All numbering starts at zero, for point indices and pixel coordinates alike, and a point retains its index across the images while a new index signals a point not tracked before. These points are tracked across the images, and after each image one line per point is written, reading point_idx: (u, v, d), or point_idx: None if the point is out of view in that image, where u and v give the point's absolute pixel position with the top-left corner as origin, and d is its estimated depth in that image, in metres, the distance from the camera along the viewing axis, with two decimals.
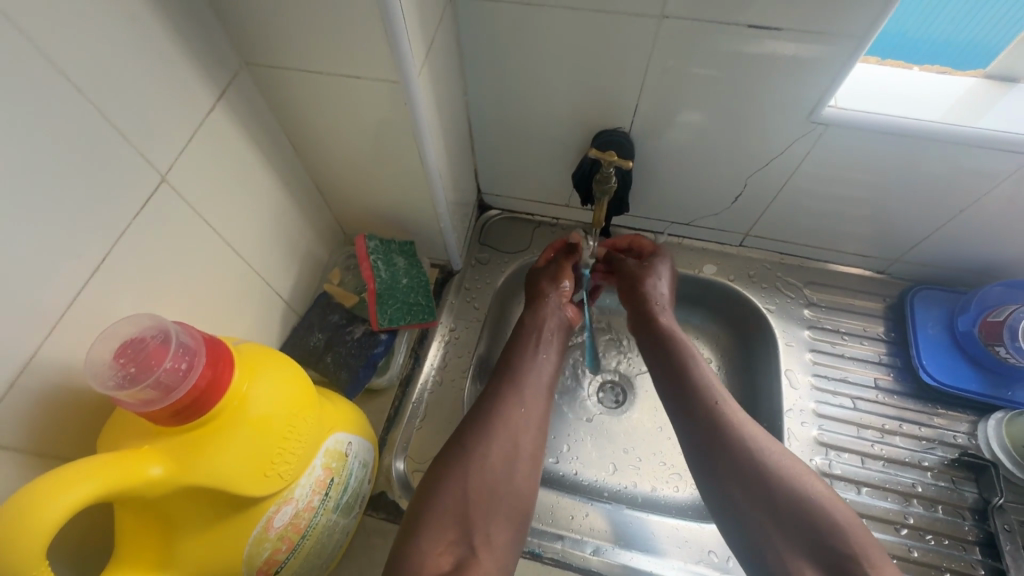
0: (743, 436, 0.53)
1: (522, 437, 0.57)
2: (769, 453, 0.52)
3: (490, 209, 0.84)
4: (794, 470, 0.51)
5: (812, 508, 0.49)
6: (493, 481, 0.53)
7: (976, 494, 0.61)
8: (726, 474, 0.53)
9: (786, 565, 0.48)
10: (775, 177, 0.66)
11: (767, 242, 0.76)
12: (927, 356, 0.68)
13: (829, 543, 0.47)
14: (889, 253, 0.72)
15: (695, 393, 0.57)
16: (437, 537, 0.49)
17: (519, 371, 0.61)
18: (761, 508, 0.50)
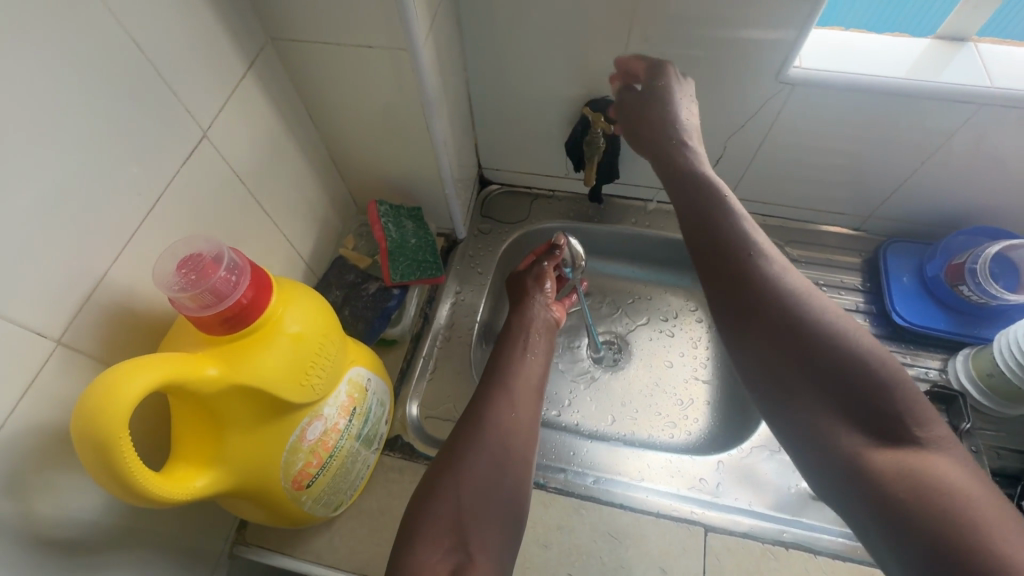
0: (774, 289, 0.44)
1: (513, 439, 0.54)
2: (802, 303, 0.43)
3: (491, 184, 0.90)
4: (838, 323, 0.41)
5: (860, 363, 0.39)
6: (486, 484, 0.50)
7: (946, 423, 0.66)
8: (754, 330, 0.44)
9: (823, 430, 0.39)
10: (753, 139, 0.71)
11: (749, 203, 0.82)
12: (899, 301, 0.73)
13: (876, 403, 0.38)
14: (864, 210, 0.78)
15: (730, 251, 0.47)
16: (430, 545, 0.45)
17: (503, 379, 0.61)
18: (798, 370, 0.41)
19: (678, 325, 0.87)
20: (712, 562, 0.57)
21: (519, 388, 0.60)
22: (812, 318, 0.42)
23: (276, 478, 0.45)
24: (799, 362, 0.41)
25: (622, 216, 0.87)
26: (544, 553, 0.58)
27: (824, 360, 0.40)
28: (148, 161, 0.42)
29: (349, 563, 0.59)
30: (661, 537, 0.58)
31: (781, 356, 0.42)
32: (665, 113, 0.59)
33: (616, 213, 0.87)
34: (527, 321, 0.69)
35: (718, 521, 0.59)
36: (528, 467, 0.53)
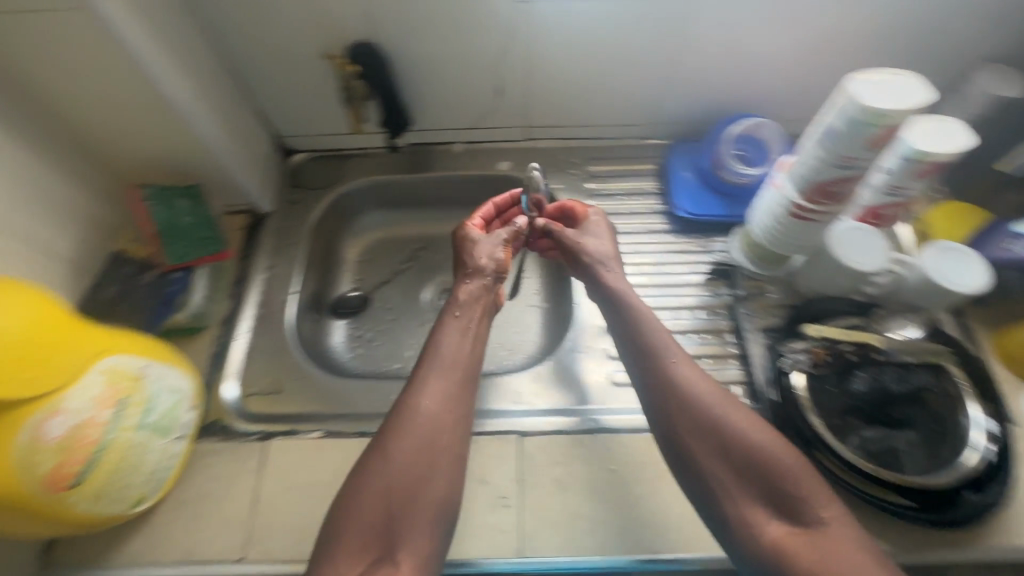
0: (697, 389, 0.57)
1: (439, 448, 0.55)
2: (716, 407, 0.56)
3: (295, 153, 0.87)
4: (738, 424, 0.55)
5: (761, 450, 0.53)
6: (412, 487, 0.53)
7: (727, 295, 0.74)
8: (687, 433, 0.56)
9: (745, 517, 0.52)
10: (519, 63, 0.73)
11: (546, 130, 0.85)
12: (680, 196, 0.80)
13: (784, 488, 0.51)
14: (645, 119, 0.83)
15: (660, 361, 0.60)
16: (351, 557, 0.50)
17: (438, 376, 0.59)
18: (722, 463, 0.54)
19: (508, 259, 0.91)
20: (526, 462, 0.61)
21: (439, 389, 0.58)
22: (727, 418, 0.55)
23: (18, 484, 0.43)
24: (726, 457, 0.54)
25: (432, 163, 0.87)
26: None
27: (738, 452, 0.53)
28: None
29: (171, 556, 0.57)
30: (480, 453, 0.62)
31: (707, 456, 0.54)
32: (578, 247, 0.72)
33: (425, 160, 0.87)
34: (475, 267, 0.70)
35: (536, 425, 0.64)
36: (456, 471, 0.55)
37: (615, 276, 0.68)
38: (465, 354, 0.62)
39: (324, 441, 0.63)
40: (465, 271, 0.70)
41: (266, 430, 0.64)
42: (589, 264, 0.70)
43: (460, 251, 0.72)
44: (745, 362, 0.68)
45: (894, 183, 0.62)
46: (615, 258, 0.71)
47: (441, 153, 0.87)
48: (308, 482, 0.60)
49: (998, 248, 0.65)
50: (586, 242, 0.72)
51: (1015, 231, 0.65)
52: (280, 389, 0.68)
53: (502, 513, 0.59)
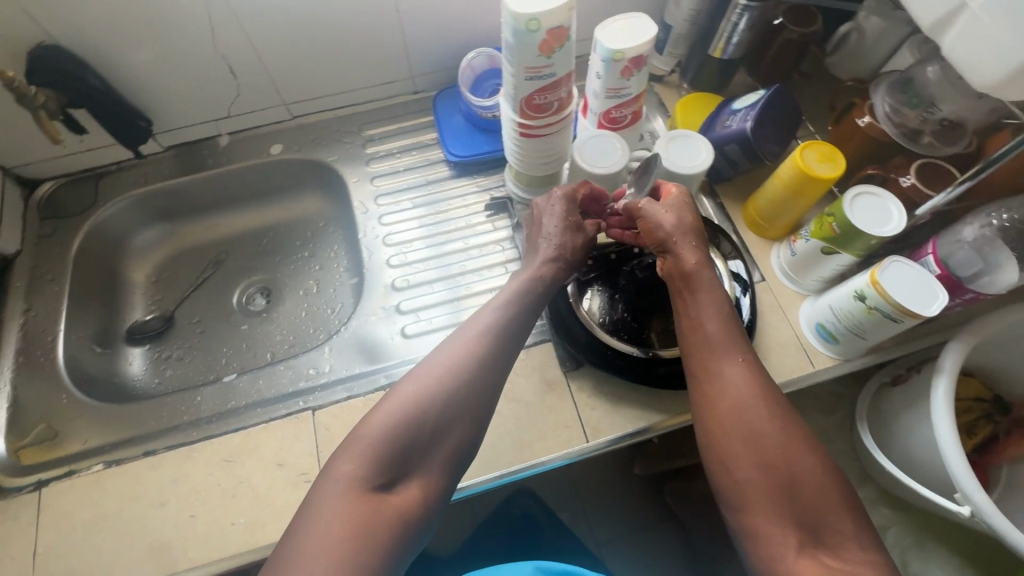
0: (744, 382, 0.52)
1: (469, 405, 0.52)
2: (776, 419, 0.50)
3: (41, 183, 0.79)
4: (797, 444, 0.49)
5: (801, 469, 0.47)
6: (413, 457, 0.49)
7: (508, 227, 0.76)
8: (729, 422, 0.51)
9: (768, 534, 0.47)
10: (235, 37, 0.70)
11: (308, 104, 0.82)
12: (451, 140, 0.80)
13: (820, 514, 0.46)
14: (404, 73, 0.82)
15: (720, 349, 0.54)
16: (351, 457, 0.48)
17: (469, 346, 0.55)
18: (761, 468, 0.48)
19: (314, 241, 0.88)
20: (322, 434, 0.61)
21: (472, 358, 0.54)
22: (774, 423, 0.50)
23: None
24: (758, 464, 0.48)
25: (198, 161, 0.82)
26: (159, 511, 0.57)
27: (777, 464, 0.48)
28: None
29: None
30: (274, 438, 0.61)
31: (740, 449, 0.49)
32: (652, 216, 0.62)
33: (190, 159, 0.82)
34: (560, 251, 0.64)
35: (331, 396, 0.63)
36: (482, 423, 0.53)
37: (676, 247, 0.59)
38: (523, 289, 0.60)
39: (105, 473, 0.59)
40: (544, 258, 0.63)
41: (40, 479, 0.60)
42: (668, 246, 0.60)
43: (531, 230, 0.67)
44: None
45: (611, 85, 0.65)
46: (698, 233, 0.61)
47: (206, 149, 0.83)
48: (91, 518, 0.57)
49: (722, 126, 0.70)
50: (697, 223, 0.62)
51: (734, 108, 0.70)
52: (54, 433, 0.63)
53: (303, 489, 0.58)
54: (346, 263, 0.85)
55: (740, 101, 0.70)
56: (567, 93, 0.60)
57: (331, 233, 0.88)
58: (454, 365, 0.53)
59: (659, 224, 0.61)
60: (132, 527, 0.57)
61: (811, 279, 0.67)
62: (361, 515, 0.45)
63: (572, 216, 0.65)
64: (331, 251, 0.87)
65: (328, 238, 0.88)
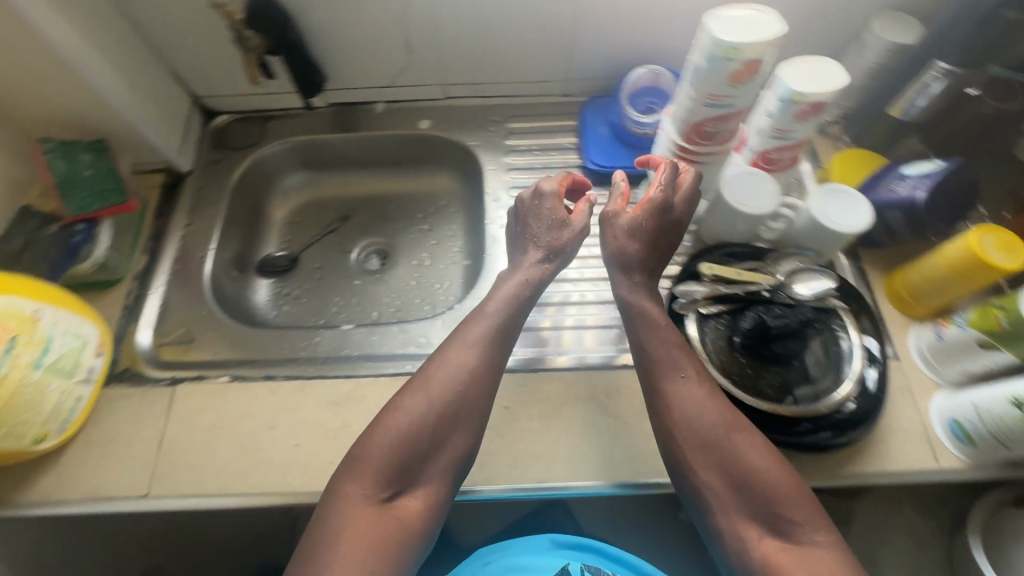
0: (688, 390, 0.54)
1: (465, 421, 0.55)
2: (724, 423, 0.53)
3: (218, 114, 0.88)
4: (743, 443, 0.52)
5: (754, 470, 0.51)
6: (420, 458, 0.53)
7: None
8: (686, 438, 0.53)
9: (736, 530, 0.50)
10: (423, 14, 0.74)
11: (464, 87, 0.86)
12: (594, 150, 0.81)
13: (778, 510, 0.49)
14: (560, 74, 0.84)
15: (673, 369, 0.56)
16: (368, 478, 0.51)
17: (443, 365, 0.57)
18: (719, 473, 0.51)
19: (435, 217, 0.92)
20: None
21: (454, 374, 0.56)
22: (725, 429, 0.52)
23: None
24: (715, 470, 0.51)
25: (352, 123, 0.88)
26: (271, 433, 0.62)
27: (729, 466, 0.51)
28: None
29: (79, 493, 0.59)
30: (380, 394, 0.64)
31: (696, 457, 0.52)
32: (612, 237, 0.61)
33: (346, 120, 0.88)
34: (561, 244, 0.65)
35: None
36: (479, 423, 0.56)
37: (644, 286, 0.60)
38: (483, 334, 0.59)
39: (230, 385, 0.65)
40: (544, 249, 0.65)
41: (176, 376, 0.66)
42: (614, 266, 0.61)
43: (521, 222, 0.68)
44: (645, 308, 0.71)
45: (779, 126, 0.63)
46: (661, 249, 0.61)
47: (362, 113, 0.88)
48: (213, 422, 0.63)
49: (885, 189, 0.66)
50: (653, 257, 0.61)
51: (903, 173, 0.66)
52: (192, 338, 0.70)
53: None
54: (462, 241, 0.89)
55: (912, 166, 0.66)
56: (735, 127, 0.59)
57: (452, 211, 0.91)
58: (445, 372, 0.57)
59: (620, 241, 0.61)
60: (246, 442, 0.62)
61: (954, 370, 0.62)
62: (368, 529, 0.49)
63: (558, 209, 0.66)
64: (447, 225, 0.91)
65: (448, 216, 0.91)
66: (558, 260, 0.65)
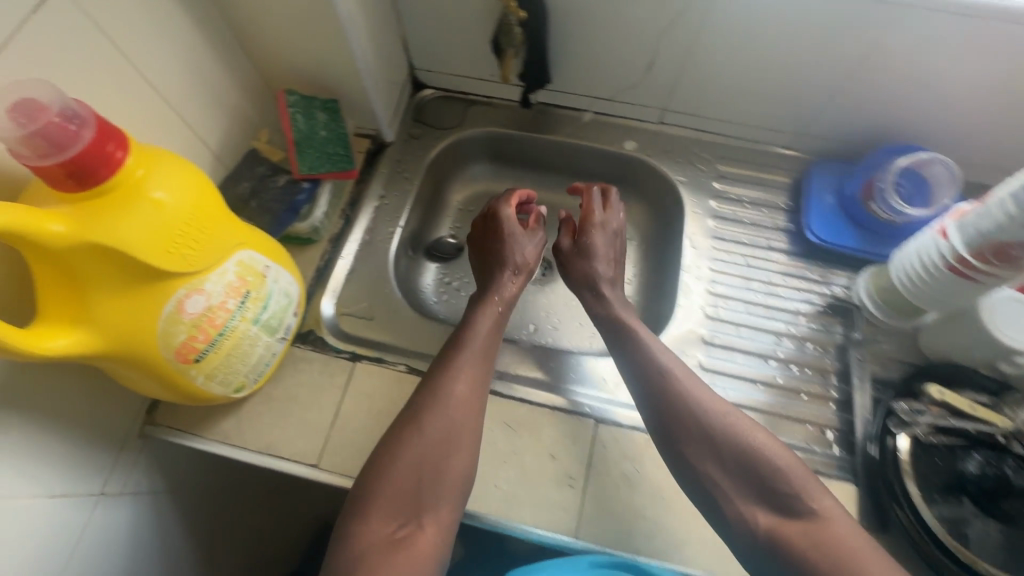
0: (682, 389, 0.57)
1: (449, 460, 0.55)
2: (721, 415, 0.55)
3: (425, 88, 0.86)
4: (741, 427, 0.54)
5: (760, 457, 0.52)
6: (435, 471, 0.55)
7: (839, 335, 0.69)
8: (687, 439, 0.55)
9: (738, 514, 0.52)
10: (682, 38, 0.68)
11: (684, 117, 0.80)
12: (816, 220, 0.74)
13: (775, 487, 0.51)
14: (793, 127, 0.77)
15: (675, 376, 0.58)
16: (384, 515, 0.53)
17: (454, 385, 0.59)
18: (722, 467, 0.53)
19: None
20: (598, 448, 0.61)
21: (457, 400, 0.58)
22: (713, 418, 0.55)
23: (155, 348, 0.46)
24: (706, 457, 0.54)
25: (555, 127, 0.84)
26: None
27: (720, 453, 0.53)
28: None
29: (256, 444, 0.61)
30: (553, 428, 0.62)
31: (697, 450, 0.54)
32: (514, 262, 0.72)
33: (549, 123, 0.84)
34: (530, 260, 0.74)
35: (613, 415, 0.63)
36: (475, 444, 0.57)
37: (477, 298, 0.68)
38: (484, 364, 0.62)
39: (406, 376, 0.65)
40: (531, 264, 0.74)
41: (355, 352, 0.66)
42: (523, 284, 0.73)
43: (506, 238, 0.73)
44: (845, 411, 0.64)
45: None
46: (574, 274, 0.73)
47: (567, 118, 0.84)
48: (387, 411, 0.63)
49: None
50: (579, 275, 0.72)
51: None
52: (372, 316, 0.70)
53: (565, 491, 0.59)
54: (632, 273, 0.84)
55: None
56: None
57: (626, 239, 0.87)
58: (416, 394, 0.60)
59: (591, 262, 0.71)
60: None
61: None
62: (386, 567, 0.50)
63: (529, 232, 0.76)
64: None
65: None
66: (526, 274, 0.72)
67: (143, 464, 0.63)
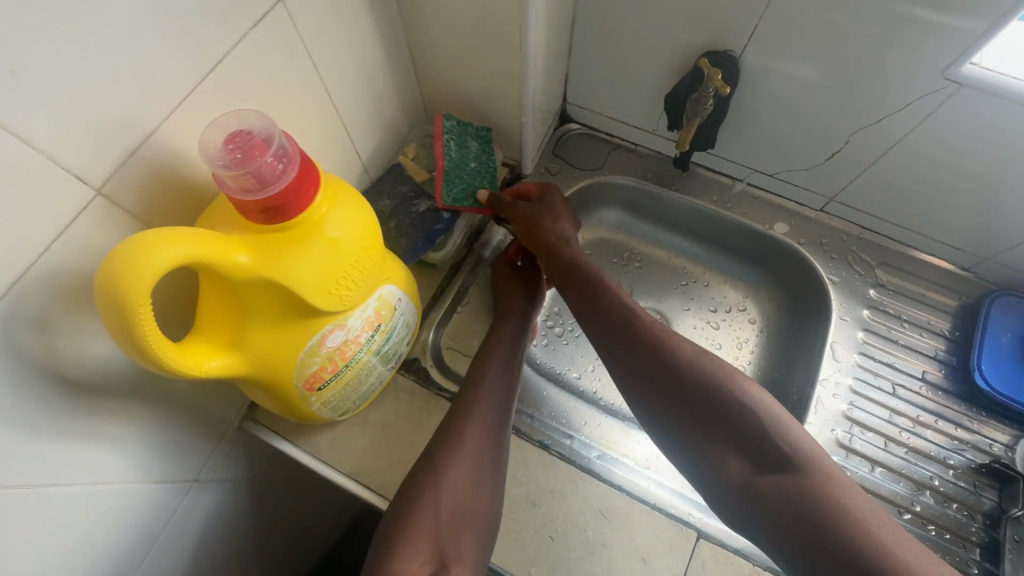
0: (690, 377, 0.53)
1: (471, 494, 0.52)
2: (714, 376, 0.53)
3: (570, 122, 0.82)
4: (740, 383, 0.53)
5: (750, 416, 0.51)
6: (463, 499, 0.52)
7: (994, 506, 0.60)
8: (671, 403, 0.53)
9: (754, 502, 0.48)
10: (883, 136, 0.60)
11: (851, 212, 0.72)
12: (988, 363, 0.65)
13: (793, 469, 0.48)
14: (983, 251, 0.67)
15: (663, 349, 0.55)
16: (411, 550, 0.49)
17: (476, 415, 0.56)
18: (723, 438, 0.51)
19: (727, 318, 0.79)
20: (695, 566, 0.55)
21: (477, 433, 0.55)
22: (692, 367, 0.54)
23: (290, 375, 0.45)
24: (709, 442, 0.51)
25: (702, 191, 0.78)
26: (531, 511, 0.57)
27: (724, 432, 0.51)
28: (205, 24, 0.37)
29: (346, 466, 0.60)
30: (651, 530, 0.57)
31: (690, 423, 0.52)
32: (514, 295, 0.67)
33: (696, 186, 0.78)
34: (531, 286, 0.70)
35: (714, 530, 0.58)
36: (498, 477, 0.55)
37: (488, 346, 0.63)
38: (506, 394, 0.59)
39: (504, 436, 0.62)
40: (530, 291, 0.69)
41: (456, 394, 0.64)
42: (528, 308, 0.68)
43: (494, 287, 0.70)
44: None
45: None
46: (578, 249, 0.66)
47: (717, 185, 0.77)
48: None
49: None
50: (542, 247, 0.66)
51: None
52: None
53: None
54: (750, 365, 0.76)
55: None
56: None
57: (749, 322, 0.79)
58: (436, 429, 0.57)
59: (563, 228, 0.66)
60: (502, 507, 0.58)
61: None
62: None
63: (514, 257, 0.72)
64: (736, 333, 0.78)
65: (741, 325, 0.79)
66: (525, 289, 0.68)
67: (234, 454, 0.63)
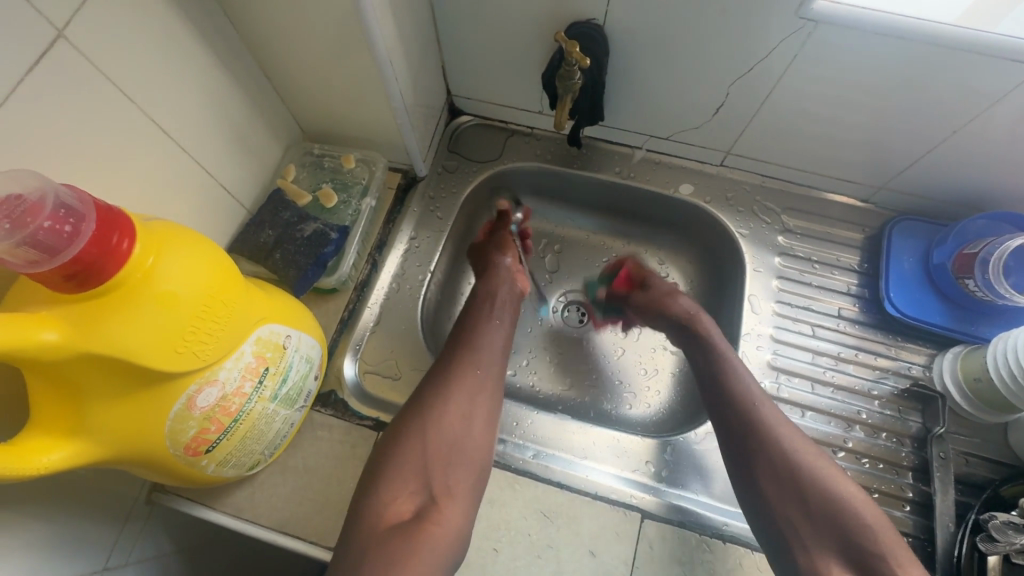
0: (783, 437, 0.53)
1: (462, 431, 0.53)
2: (806, 456, 0.52)
3: (461, 115, 0.79)
4: (826, 470, 0.51)
5: (851, 508, 0.49)
6: (452, 435, 0.52)
7: (919, 428, 0.61)
8: (761, 469, 0.53)
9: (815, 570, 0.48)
10: (760, 83, 0.60)
11: (749, 162, 0.72)
12: (895, 289, 0.66)
13: (858, 542, 0.48)
14: (877, 180, 0.68)
15: (765, 425, 0.54)
16: (399, 485, 0.49)
17: (473, 359, 0.57)
18: (803, 522, 0.50)
19: None
20: (642, 548, 0.54)
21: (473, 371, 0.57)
22: (806, 468, 0.51)
23: (162, 444, 0.41)
24: (779, 495, 0.51)
25: (604, 165, 0.76)
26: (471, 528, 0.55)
27: (795, 490, 0.51)
28: None
29: (270, 518, 0.56)
30: (595, 521, 0.55)
31: (771, 484, 0.52)
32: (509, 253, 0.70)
33: (597, 160, 0.76)
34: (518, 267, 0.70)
35: (657, 508, 0.57)
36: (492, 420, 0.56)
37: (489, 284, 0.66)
38: (503, 337, 0.62)
39: None
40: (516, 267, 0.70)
41: (378, 419, 0.61)
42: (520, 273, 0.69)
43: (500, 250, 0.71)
44: (920, 515, 0.57)
45: None
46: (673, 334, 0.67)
47: (618, 155, 0.76)
48: None
49: None
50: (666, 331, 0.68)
51: None
52: (398, 375, 0.66)
53: None
54: None
55: None
56: None
57: None
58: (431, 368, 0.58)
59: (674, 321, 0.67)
60: None
61: None
62: (393, 554, 0.44)
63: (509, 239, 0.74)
64: None
65: None
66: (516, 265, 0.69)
67: (149, 532, 0.58)
